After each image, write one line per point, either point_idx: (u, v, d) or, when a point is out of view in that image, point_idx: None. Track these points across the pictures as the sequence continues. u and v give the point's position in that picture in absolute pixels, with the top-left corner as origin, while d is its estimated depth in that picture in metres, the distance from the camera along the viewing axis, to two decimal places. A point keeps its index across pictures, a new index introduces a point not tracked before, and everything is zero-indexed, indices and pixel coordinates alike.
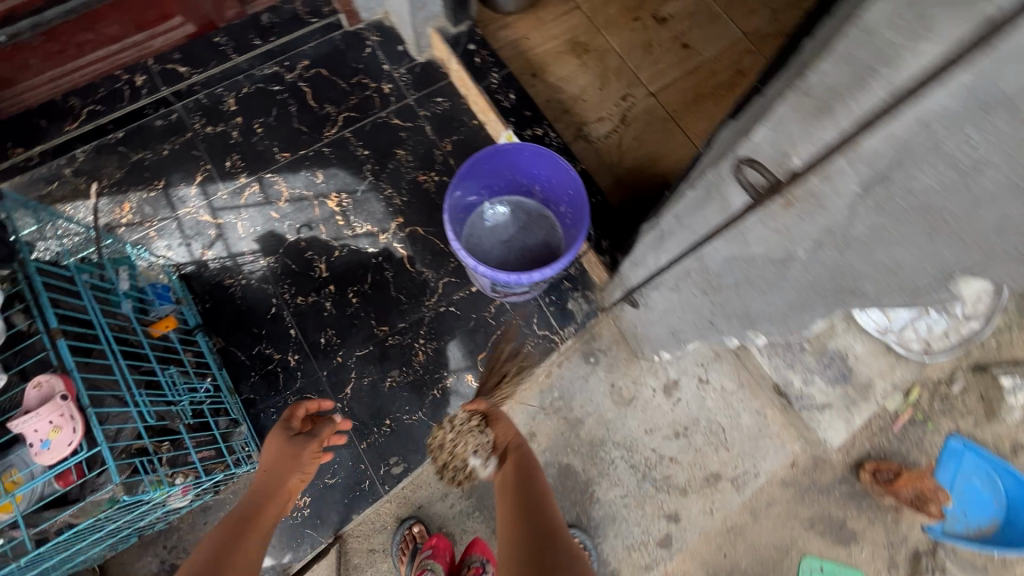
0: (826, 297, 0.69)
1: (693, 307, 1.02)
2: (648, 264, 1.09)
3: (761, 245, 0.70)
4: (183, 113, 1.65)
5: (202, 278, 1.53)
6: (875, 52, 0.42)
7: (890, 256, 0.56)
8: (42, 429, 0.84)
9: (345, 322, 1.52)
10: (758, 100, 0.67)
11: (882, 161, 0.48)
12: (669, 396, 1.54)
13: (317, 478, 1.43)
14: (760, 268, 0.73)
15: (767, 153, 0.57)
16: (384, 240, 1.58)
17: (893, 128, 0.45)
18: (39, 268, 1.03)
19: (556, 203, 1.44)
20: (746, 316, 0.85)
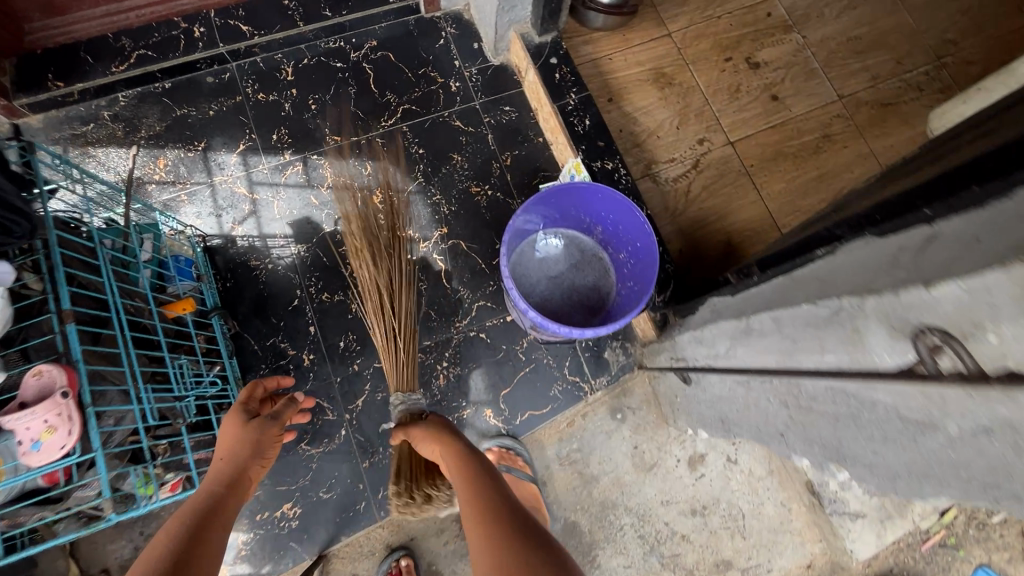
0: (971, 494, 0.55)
1: (763, 412, 0.91)
2: (719, 351, 0.99)
3: (893, 404, 0.59)
4: (236, 74, 1.56)
5: (227, 255, 1.44)
6: None
7: None
8: (35, 428, 0.75)
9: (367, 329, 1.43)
10: (932, 236, 0.56)
11: None
12: (693, 469, 1.44)
13: (311, 490, 1.34)
14: (881, 424, 0.63)
15: (947, 320, 0.48)
16: (424, 249, 1.49)
17: None
18: (61, 236, 0.94)
19: (617, 249, 1.34)
20: (838, 453, 0.74)
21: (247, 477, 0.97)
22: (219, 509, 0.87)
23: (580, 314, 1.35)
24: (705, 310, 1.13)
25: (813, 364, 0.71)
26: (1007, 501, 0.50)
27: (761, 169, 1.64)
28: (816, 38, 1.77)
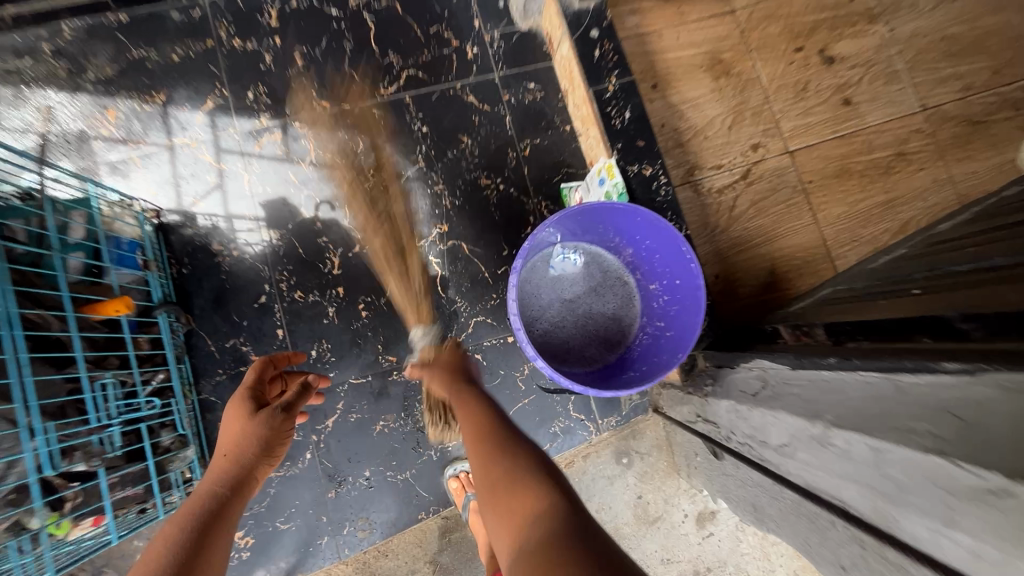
0: None
1: (818, 534, 0.72)
2: (773, 442, 0.79)
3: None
4: (208, 11, 1.27)
5: (184, 235, 1.21)
6: None
7: None
8: None
9: (345, 338, 1.22)
10: None
11: None
12: (702, 527, 1.28)
13: (267, 518, 1.17)
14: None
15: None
16: (419, 248, 1.27)
17: None
18: None
19: (648, 277, 1.11)
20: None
21: (255, 476, 0.81)
22: (218, 521, 0.71)
23: (595, 349, 1.14)
24: (755, 374, 0.92)
25: (931, 531, 0.52)
26: None
27: (822, 187, 1.40)
28: (905, 32, 1.48)
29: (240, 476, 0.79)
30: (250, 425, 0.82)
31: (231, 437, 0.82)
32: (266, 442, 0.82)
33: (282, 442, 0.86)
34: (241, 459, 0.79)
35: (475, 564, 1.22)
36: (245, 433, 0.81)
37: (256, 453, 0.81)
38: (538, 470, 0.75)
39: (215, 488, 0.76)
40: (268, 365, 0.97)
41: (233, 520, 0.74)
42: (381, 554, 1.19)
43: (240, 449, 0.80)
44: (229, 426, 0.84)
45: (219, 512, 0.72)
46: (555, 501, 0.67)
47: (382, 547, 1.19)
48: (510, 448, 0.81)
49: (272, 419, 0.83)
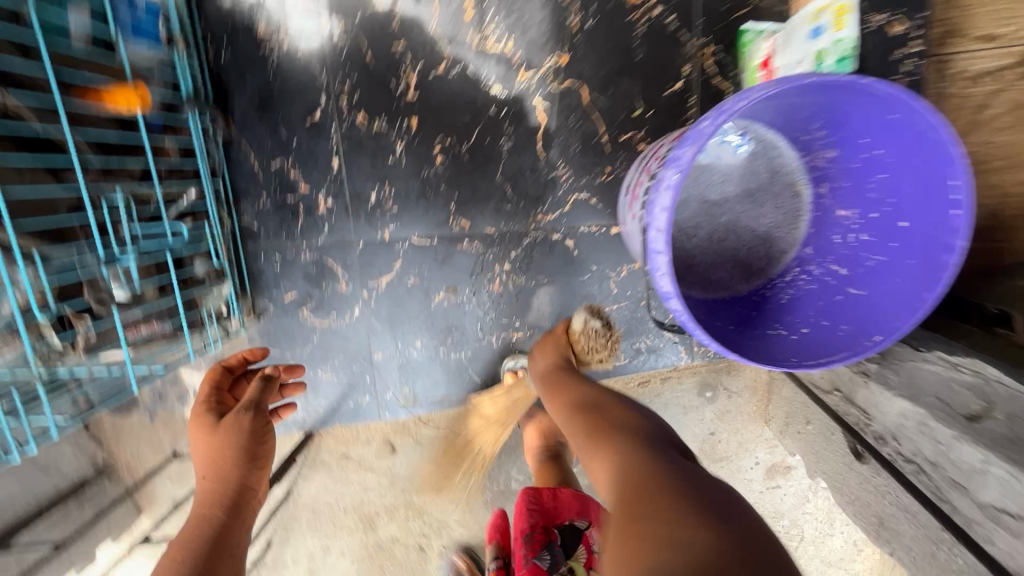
0: None
1: None
2: (983, 499, 0.56)
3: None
4: None
5: (220, 5, 0.89)
6: None
7: None
8: None
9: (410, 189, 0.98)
10: None
11: None
12: (769, 478, 1.14)
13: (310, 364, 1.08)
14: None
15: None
16: (523, 83, 0.92)
17: None
18: None
19: (843, 197, 0.76)
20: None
21: (249, 489, 0.66)
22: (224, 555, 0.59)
23: (728, 275, 0.85)
24: (967, 382, 0.64)
25: None
26: None
27: None
28: None
29: (231, 495, 0.64)
30: (221, 436, 0.67)
31: (205, 454, 0.66)
32: (249, 446, 0.67)
33: (268, 445, 0.71)
34: (223, 472, 0.65)
35: (516, 453, 1.15)
36: (216, 445, 0.66)
37: (239, 462, 0.66)
38: (619, 425, 0.62)
39: (204, 516, 0.62)
40: (220, 369, 0.79)
41: (236, 551, 0.61)
42: (424, 421, 1.13)
43: (218, 462, 0.65)
44: (194, 444, 0.68)
45: (216, 542, 0.60)
46: (639, 456, 0.54)
47: (425, 415, 1.12)
48: (589, 414, 0.66)
49: (248, 423, 0.69)
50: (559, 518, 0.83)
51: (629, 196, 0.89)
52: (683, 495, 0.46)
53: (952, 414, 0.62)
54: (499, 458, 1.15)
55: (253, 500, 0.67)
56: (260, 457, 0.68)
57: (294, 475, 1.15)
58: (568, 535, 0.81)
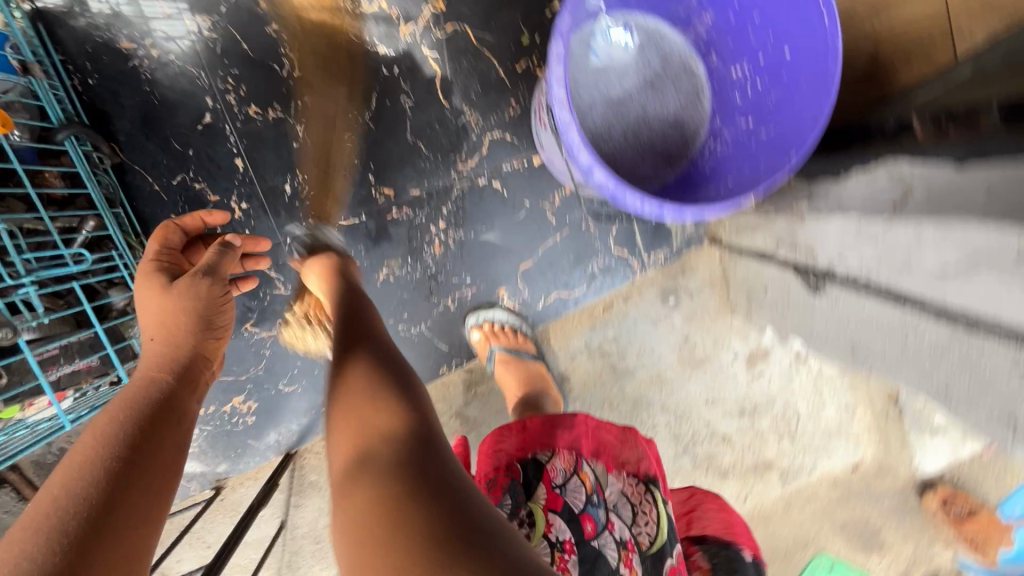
0: None
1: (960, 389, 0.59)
2: (924, 267, 0.57)
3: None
4: None
5: (76, 28, 0.86)
6: None
7: None
8: None
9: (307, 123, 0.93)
10: None
11: None
12: (751, 367, 1.16)
13: (268, 380, 1.02)
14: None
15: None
16: (408, 37, 0.92)
17: None
18: None
19: (731, 57, 0.80)
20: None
21: (204, 355, 0.62)
22: (170, 415, 0.53)
23: (653, 168, 0.87)
24: (886, 182, 0.67)
25: None
26: None
27: None
28: None
29: (183, 360, 0.60)
30: (173, 299, 0.62)
31: (153, 315, 0.61)
32: (204, 314, 0.63)
33: (225, 315, 0.66)
34: (176, 339, 0.60)
35: (504, 415, 1.12)
36: (164, 307, 0.61)
37: (195, 329, 0.62)
38: (393, 383, 0.56)
39: (150, 377, 0.56)
40: (175, 231, 0.75)
41: (186, 414, 0.55)
42: None
43: (171, 325, 0.60)
44: (144, 304, 0.62)
45: (167, 402, 0.54)
46: (397, 422, 0.50)
47: None
48: (371, 356, 0.60)
49: (207, 291, 0.64)
50: (520, 453, 0.71)
51: (539, 118, 0.90)
52: (419, 490, 0.42)
53: (878, 211, 0.65)
54: (489, 426, 1.12)
55: (205, 367, 0.62)
56: (217, 327, 0.64)
57: (285, 504, 1.09)
58: (530, 472, 0.69)
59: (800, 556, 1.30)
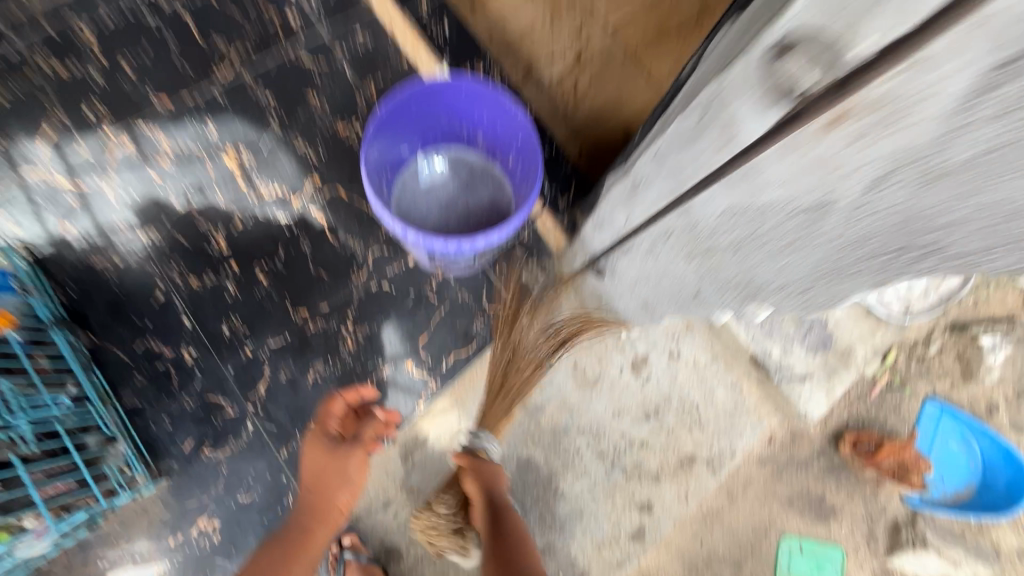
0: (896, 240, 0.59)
1: (674, 277, 0.84)
2: (615, 223, 0.86)
3: (793, 167, 0.49)
4: (25, 51, 1.28)
5: (65, 262, 1.22)
6: None
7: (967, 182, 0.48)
8: None
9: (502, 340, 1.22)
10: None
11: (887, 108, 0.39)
12: (638, 373, 1.37)
13: (228, 496, 1.18)
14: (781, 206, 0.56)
15: (837, 13, 0.35)
16: (299, 205, 1.31)
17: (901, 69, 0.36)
18: None
19: (504, 152, 1.20)
20: (753, 281, 0.77)
21: (337, 505, 1.09)
22: (308, 541, 1.04)
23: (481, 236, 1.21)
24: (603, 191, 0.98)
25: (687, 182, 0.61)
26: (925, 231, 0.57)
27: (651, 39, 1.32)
28: None
29: (323, 507, 1.08)
30: (337, 467, 1.10)
31: (316, 473, 1.09)
32: (347, 474, 1.09)
33: (358, 474, 1.12)
34: (328, 492, 1.08)
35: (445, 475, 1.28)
36: (331, 472, 1.09)
37: (339, 486, 1.08)
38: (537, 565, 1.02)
39: (304, 517, 1.07)
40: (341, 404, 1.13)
41: (319, 541, 1.06)
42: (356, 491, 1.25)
43: (324, 484, 1.08)
44: (314, 462, 1.09)
45: (308, 535, 1.05)
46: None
47: None
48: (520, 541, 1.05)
49: (352, 463, 1.10)
50: None
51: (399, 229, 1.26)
52: None
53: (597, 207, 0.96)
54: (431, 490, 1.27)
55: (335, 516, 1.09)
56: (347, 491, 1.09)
57: None
58: None
59: (766, 544, 1.37)
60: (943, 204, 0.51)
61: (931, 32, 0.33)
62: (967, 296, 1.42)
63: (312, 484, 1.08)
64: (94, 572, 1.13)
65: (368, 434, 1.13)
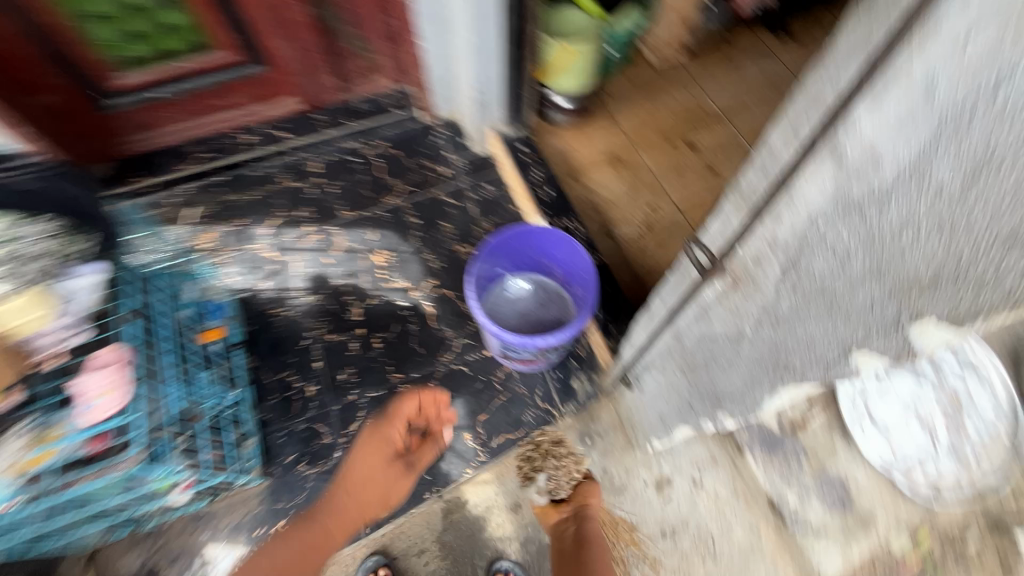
0: (769, 369, 0.86)
1: (675, 388, 1.10)
2: (633, 340, 1.14)
3: (715, 304, 0.76)
4: (276, 168, 1.95)
5: (255, 305, 1.72)
6: (741, 201, 0.60)
7: (806, 333, 0.73)
8: (101, 389, 1.02)
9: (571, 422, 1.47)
10: None
11: (756, 271, 0.65)
12: (661, 492, 1.52)
13: (306, 507, 1.48)
14: (708, 330, 0.84)
15: (720, 233, 0.66)
16: (416, 296, 1.76)
17: (753, 249, 0.62)
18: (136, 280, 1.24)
19: (573, 284, 1.59)
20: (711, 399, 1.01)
21: (365, 509, 1.37)
22: (331, 530, 1.34)
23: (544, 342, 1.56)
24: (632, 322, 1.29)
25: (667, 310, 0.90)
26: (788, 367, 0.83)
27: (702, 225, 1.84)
28: (731, 109, 2.06)
29: (355, 507, 1.36)
30: (386, 470, 1.40)
31: (363, 472, 1.39)
32: (386, 480, 1.39)
33: (395, 488, 1.40)
34: (366, 492, 1.37)
35: (475, 539, 1.48)
36: (380, 473, 1.39)
37: (377, 490, 1.38)
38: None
39: (338, 508, 1.36)
40: (408, 412, 1.46)
41: (337, 532, 1.34)
42: (400, 533, 1.48)
43: (367, 485, 1.38)
44: (369, 458, 1.41)
45: (333, 525, 1.34)
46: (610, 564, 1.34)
47: (399, 526, 1.49)
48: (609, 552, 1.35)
49: (397, 471, 1.40)
50: None
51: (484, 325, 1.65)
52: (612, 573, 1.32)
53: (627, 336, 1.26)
54: (461, 549, 1.48)
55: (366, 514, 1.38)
56: (379, 498, 1.38)
57: None
58: None
59: None
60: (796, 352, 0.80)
61: (747, 241, 0.62)
62: (1006, 494, 1.45)
63: (355, 483, 1.37)
64: (195, 541, 1.43)
65: (421, 452, 1.45)
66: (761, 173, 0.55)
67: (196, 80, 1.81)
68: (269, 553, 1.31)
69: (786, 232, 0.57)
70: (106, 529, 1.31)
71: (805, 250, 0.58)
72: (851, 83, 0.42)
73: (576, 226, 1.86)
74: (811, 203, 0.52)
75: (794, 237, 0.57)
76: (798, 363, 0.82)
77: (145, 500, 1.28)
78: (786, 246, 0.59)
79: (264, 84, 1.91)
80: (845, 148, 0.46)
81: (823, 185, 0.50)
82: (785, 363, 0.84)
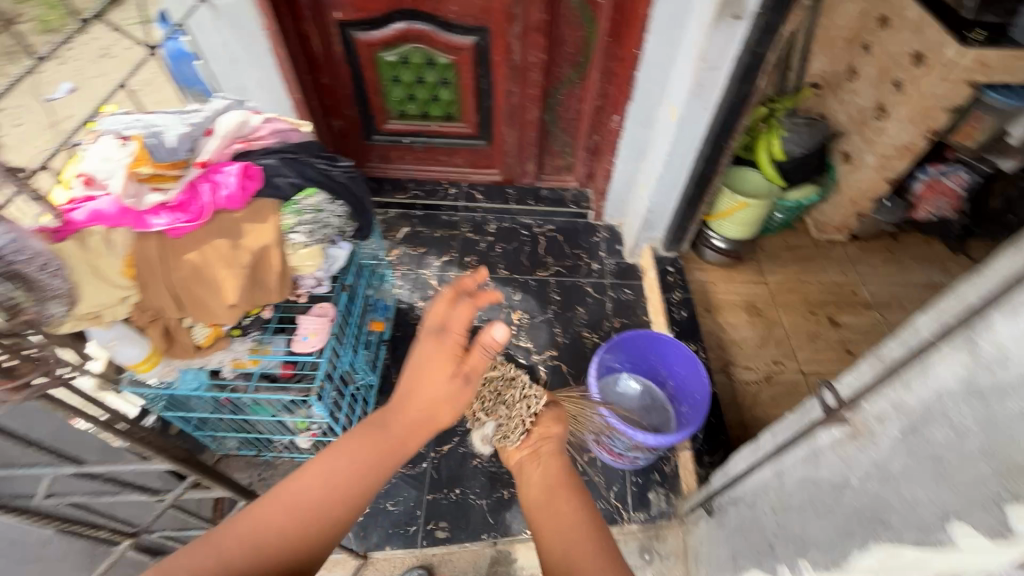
0: (863, 524, 0.78)
1: (759, 527, 1.11)
2: (736, 468, 1.23)
3: (831, 447, 0.87)
4: (462, 220, 2.36)
5: (407, 316, 2.05)
6: (880, 365, 0.76)
7: (912, 494, 0.69)
8: (310, 329, 1.34)
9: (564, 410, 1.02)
10: None
11: (877, 425, 0.77)
12: None
13: (382, 499, 1.66)
14: (815, 472, 0.91)
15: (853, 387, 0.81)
16: (535, 359, 1.95)
17: (879, 405, 0.76)
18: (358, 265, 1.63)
19: (681, 402, 1.71)
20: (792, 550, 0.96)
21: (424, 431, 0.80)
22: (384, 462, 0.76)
23: None
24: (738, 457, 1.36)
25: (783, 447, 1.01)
26: (884, 530, 0.73)
27: None
28: (883, 301, 2.10)
29: (410, 434, 0.79)
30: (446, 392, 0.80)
31: (425, 392, 0.80)
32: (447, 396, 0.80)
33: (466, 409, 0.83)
34: (437, 412, 0.80)
35: None
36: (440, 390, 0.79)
37: (439, 412, 0.80)
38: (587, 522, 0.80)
39: (402, 432, 0.79)
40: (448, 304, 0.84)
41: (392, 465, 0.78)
42: (448, 560, 1.58)
43: (434, 407, 0.80)
44: (428, 374, 0.80)
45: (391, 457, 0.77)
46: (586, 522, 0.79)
47: (450, 553, 1.59)
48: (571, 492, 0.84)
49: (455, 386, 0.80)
50: None
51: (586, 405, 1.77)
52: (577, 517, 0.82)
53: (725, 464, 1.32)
54: None
55: (435, 425, 0.81)
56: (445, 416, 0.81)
57: None
58: None
59: None
60: (895, 515, 0.72)
61: (877, 398, 0.76)
62: None
63: (415, 400, 0.80)
64: None
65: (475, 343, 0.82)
66: (903, 347, 0.72)
67: (435, 139, 2.32)
68: (332, 453, 0.75)
69: (914, 398, 0.70)
70: (242, 441, 1.61)
71: (924, 413, 0.68)
72: (996, 292, 0.59)
73: (699, 351, 1.93)
74: (942, 375, 0.65)
75: (920, 404, 0.69)
76: (892, 526, 0.72)
77: (280, 432, 1.55)
78: (910, 409, 0.71)
79: (482, 155, 2.37)
80: (980, 342, 0.60)
81: (950, 364, 0.64)
82: (881, 521, 0.75)
